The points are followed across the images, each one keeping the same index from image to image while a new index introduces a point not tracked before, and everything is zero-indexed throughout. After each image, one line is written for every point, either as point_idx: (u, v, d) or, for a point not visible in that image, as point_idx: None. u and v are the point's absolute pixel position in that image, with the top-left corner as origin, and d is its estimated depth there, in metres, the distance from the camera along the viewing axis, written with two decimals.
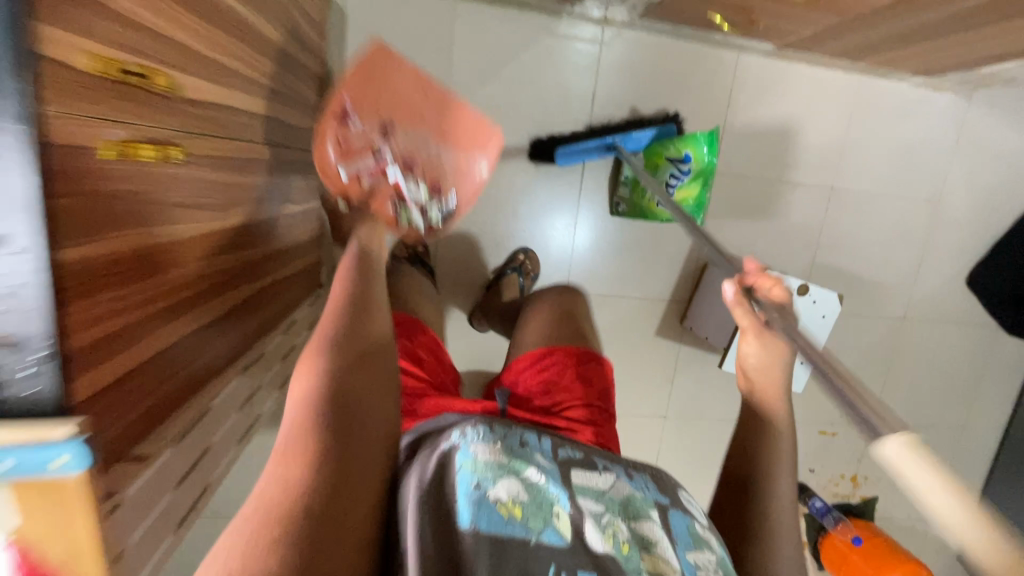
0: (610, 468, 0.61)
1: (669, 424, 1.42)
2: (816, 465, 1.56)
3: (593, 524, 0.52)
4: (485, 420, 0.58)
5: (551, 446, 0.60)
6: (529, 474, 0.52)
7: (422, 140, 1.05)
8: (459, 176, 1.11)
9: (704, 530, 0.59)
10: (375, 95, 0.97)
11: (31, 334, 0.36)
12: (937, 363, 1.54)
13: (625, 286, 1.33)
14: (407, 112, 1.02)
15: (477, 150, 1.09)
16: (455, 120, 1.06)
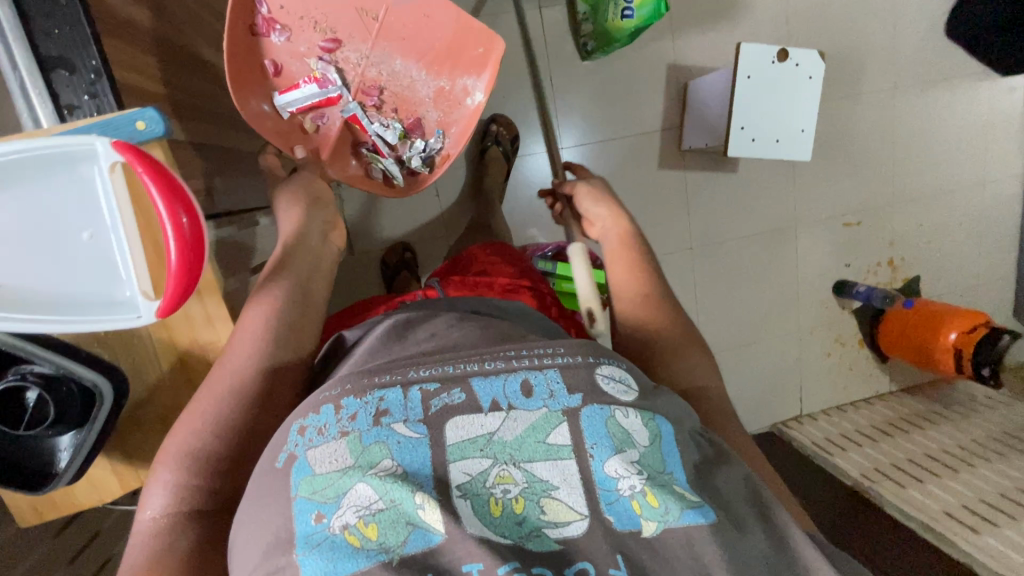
0: (503, 390, 0.53)
1: (697, 253, 1.48)
2: (851, 259, 1.58)
3: (473, 497, 0.48)
4: (333, 400, 0.52)
5: (422, 387, 0.53)
6: (379, 469, 0.47)
7: (381, 55, 0.88)
8: (445, 103, 0.93)
9: (629, 418, 0.52)
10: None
11: (84, 53, 0.54)
12: (941, 122, 1.54)
13: (616, 128, 1.36)
14: (352, 14, 0.84)
15: (464, 65, 0.90)
16: (420, 17, 0.85)
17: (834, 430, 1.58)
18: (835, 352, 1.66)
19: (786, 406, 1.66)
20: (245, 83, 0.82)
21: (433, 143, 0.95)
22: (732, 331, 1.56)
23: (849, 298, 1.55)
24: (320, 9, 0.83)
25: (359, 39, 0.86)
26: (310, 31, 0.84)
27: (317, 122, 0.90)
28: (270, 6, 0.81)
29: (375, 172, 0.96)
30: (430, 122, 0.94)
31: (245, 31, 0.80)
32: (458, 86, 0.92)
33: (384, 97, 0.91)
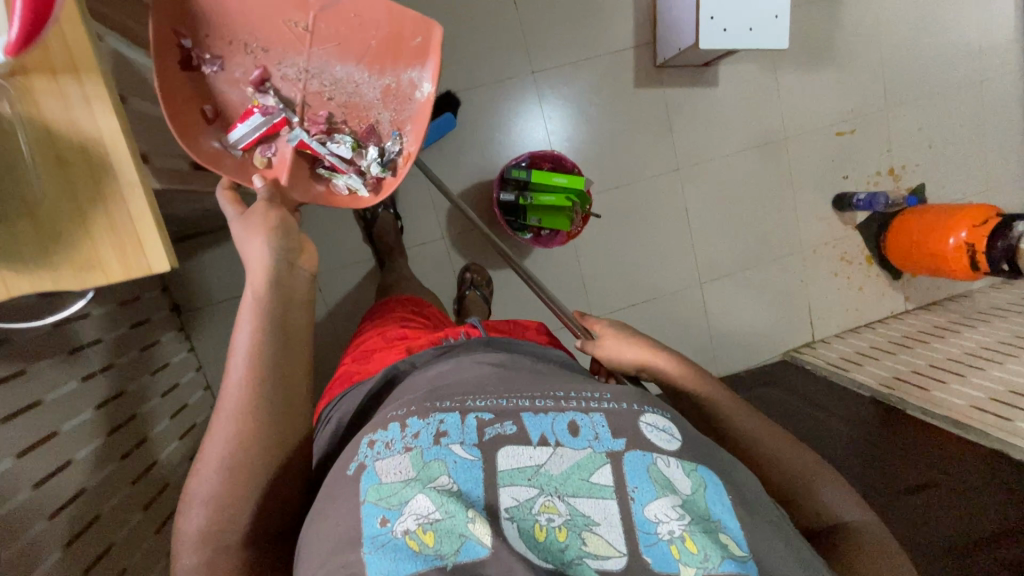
0: (551, 427, 0.55)
1: (685, 175, 1.43)
2: (848, 171, 1.51)
3: (520, 521, 0.48)
4: (402, 420, 0.55)
5: (478, 415, 0.55)
6: (437, 484, 0.49)
7: (319, 64, 0.71)
8: (396, 103, 0.74)
9: (671, 467, 0.52)
10: (222, 16, 0.66)
11: None
12: (927, 14, 1.48)
13: (586, 49, 1.32)
14: (276, 23, 0.68)
15: (406, 56, 0.70)
16: (350, 12, 0.67)
17: (853, 350, 1.52)
18: (842, 272, 1.58)
19: (795, 332, 1.58)
20: (180, 120, 0.66)
21: (392, 149, 0.75)
22: (730, 256, 1.50)
23: (848, 208, 1.49)
24: (242, 26, 0.67)
25: (292, 52, 0.70)
26: (240, 53, 0.69)
27: (267, 155, 0.72)
28: (191, 37, 0.66)
29: (339, 192, 0.76)
30: (385, 128, 0.75)
31: (174, 66, 0.65)
32: (405, 80, 0.72)
33: (330, 112, 0.74)
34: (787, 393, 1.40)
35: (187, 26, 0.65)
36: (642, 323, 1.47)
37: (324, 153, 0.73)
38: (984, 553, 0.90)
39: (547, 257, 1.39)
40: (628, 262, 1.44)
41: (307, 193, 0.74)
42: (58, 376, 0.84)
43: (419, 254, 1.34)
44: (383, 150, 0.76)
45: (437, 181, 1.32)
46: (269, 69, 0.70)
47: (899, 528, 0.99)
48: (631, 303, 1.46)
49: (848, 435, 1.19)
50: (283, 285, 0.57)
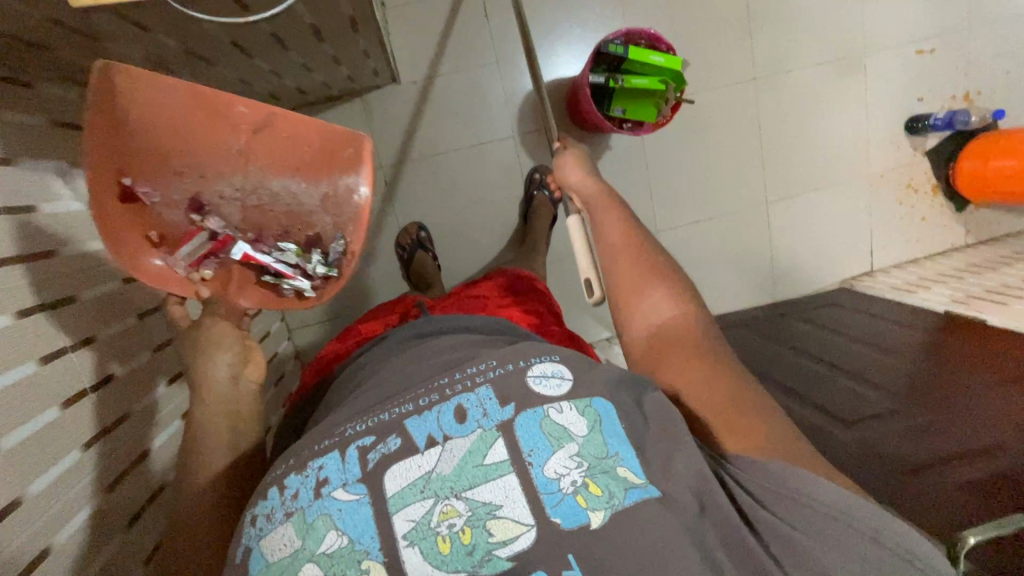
0: (437, 423, 0.51)
1: (761, 85, 1.39)
2: (924, 92, 1.47)
3: (421, 542, 0.45)
4: (279, 480, 0.49)
5: (359, 443, 0.50)
6: (326, 546, 0.45)
7: (256, 181, 0.68)
8: (335, 207, 0.71)
9: (565, 413, 0.51)
10: (164, 150, 0.63)
11: None
12: None
13: None
14: (209, 152, 0.65)
15: (336, 163, 0.68)
16: (283, 134, 0.65)
17: (911, 277, 1.48)
18: (907, 199, 1.54)
19: (855, 260, 1.55)
20: (127, 249, 0.63)
21: (336, 247, 0.72)
22: (799, 174, 1.47)
23: (923, 129, 1.46)
24: (177, 160, 0.64)
25: (230, 173, 0.67)
26: (174, 182, 0.66)
27: (212, 268, 0.70)
28: (134, 174, 0.62)
29: (285, 292, 0.74)
30: (327, 232, 0.73)
31: (114, 200, 0.61)
32: (339, 187, 0.70)
33: (271, 224, 0.72)
34: (854, 311, 1.39)
35: (128, 163, 0.61)
36: (706, 239, 1.45)
37: (269, 263, 0.71)
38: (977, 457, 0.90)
39: (616, 164, 1.36)
40: (698, 174, 1.41)
41: (257, 297, 0.72)
42: None
43: (483, 154, 1.30)
44: (327, 251, 0.73)
45: (509, 76, 1.28)
46: (205, 194, 0.68)
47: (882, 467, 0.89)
48: (696, 219, 1.43)
49: (915, 343, 1.14)
50: (227, 392, 0.64)
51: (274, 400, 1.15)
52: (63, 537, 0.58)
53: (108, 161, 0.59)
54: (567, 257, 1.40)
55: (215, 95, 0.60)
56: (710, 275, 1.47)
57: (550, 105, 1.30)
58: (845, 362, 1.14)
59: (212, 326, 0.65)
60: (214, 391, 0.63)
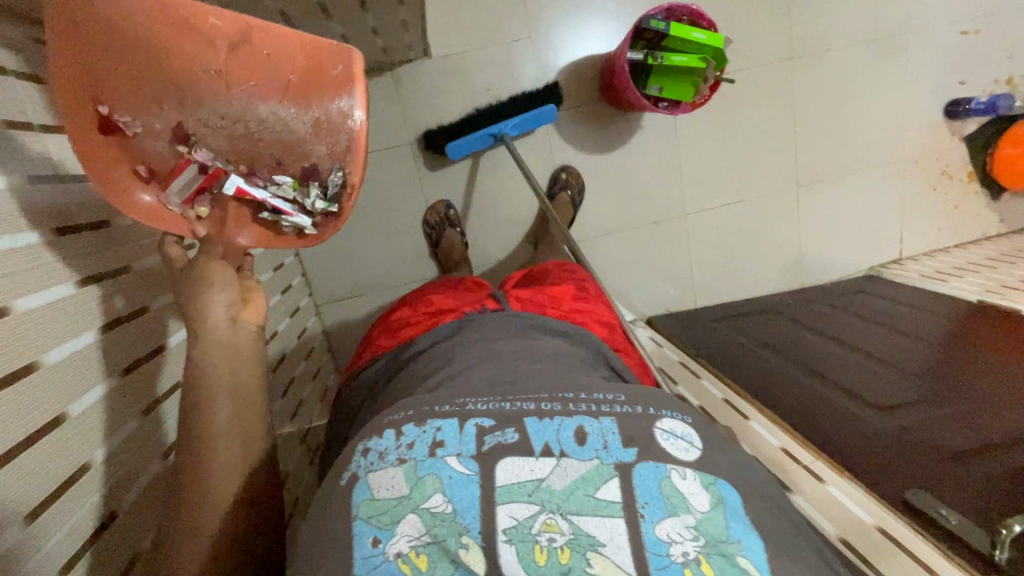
0: (557, 436, 0.52)
1: (799, 65, 1.35)
2: (966, 76, 1.43)
3: (518, 542, 0.46)
4: (399, 425, 0.54)
5: (478, 422, 0.53)
6: (430, 504, 0.47)
7: (243, 105, 0.66)
8: (328, 135, 0.69)
9: (687, 481, 0.49)
10: (141, 76, 0.61)
11: None
12: None
13: None
14: (184, 73, 0.62)
15: (327, 84, 0.66)
16: (265, 51, 0.62)
17: (942, 266, 1.45)
18: (941, 186, 1.51)
19: (884, 246, 1.53)
20: (116, 182, 0.62)
21: (333, 179, 0.71)
22: (833, 158, 1.44)
23: (962, 114, 1.42)
24: (153, 85, 0.62)
25: (213, 97, 0.65)
26: (155, 109, 0.64)
27: (208, 204, 0.71)
28: (111, 102, 0.60)
29: (286, 230, 0.75)
30: (323, 163, 0.71)
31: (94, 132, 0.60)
32: (330, 111, 0.67)
33: (262, 157, 0.71)
34: (882, 298, 1.37)
35: (106, 89, 0.59)
36: (734, 222, 1.43)
37: (264, 198, 0.71)
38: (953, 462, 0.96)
39: (647, 144, 1.34)
40: (729, 156, 1.39)
41: (257, 235, 0.73)
42: None
43: (514, 132, 1.29)
44: (326, 182, 0.72)
45: (542, 52, 1.25)
46: (189, 123, 0.66)
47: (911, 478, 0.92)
48: (726, 202, 1.42)
49: (947, 332, 1.13)
50: (232, 335, 0.62)
51: (305, 374, 1.16)
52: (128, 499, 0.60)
53: (79, 89, 0.57)
54: (594, 238, 1.39)
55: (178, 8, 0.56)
56: (737, 259, 1.46)
57: (583, 82, 1.28)
58: (874, 349, 1.13)
59: (206, 265, 0.64)
60: (215, 335, 0.61)
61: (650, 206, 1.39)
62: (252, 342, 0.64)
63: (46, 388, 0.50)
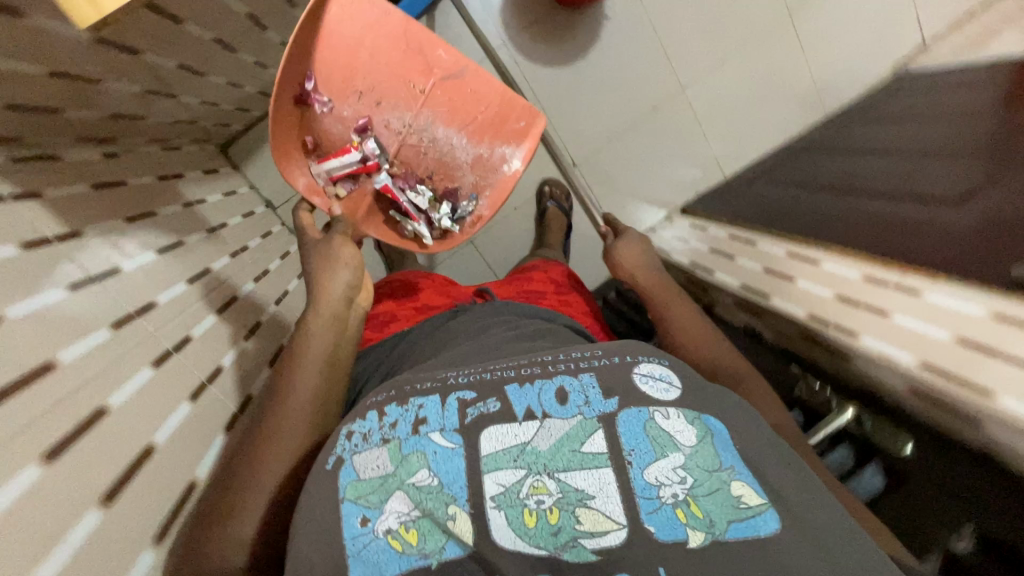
0: (538, 398, 0.50)
1: None
2: None
3: (507, 508, 0.43)
4: (378, 406, 0.50)
5: (459, 394, 0.50)
6: (417, 479, 0.44)
7: (423, 123, 0.85)
8: (481, 170, 0.88)
9: (671, 419, 0.49)
10: (347, 75, 0.79)
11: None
12: None
13: None
14: (398, 86, 0.82)
15: (505, 135, 0.86)
16: (466, 87, 0.84)
17: (978, 30, 1.29)
18: None
19: (906, 35, 1.38)
20: (285, 152, 0.77)
21: (467, 206, 0.88)
22: None
23: None
24: (357, 86, 0.80)
25: (402, 108, 0.84)
26: (351, 100, 0.81)
27: (349, 188, 0.83)
28: (316, 82, 0.78)
29: (405, 233, 0.88)
30: (464, 188, 0.89)
31: (290, 100, 0.76)
32: (495, 153, 0.88)
33: (416, 163, 0.87)
34: (925, 90, 1.23)
35: (322, 77, 0.78)
36: (736, 77, 1.34)
37: (403, 199, 0.83)
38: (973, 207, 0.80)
39: (620, 32, 1.26)
40: (705, 7, 1.28)
41: (381, 229, 0.85)
42: (211, 252, 0.81)
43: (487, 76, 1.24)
44: (456, 207, 0.88)
45: None
46: (371, 120, 0.82)
47: (989, 242, 0.73)
48: (721, 60, 1.32)
49: (993, 96, 1.01)
50: (337, 308, 0.63)
51: None
52: (203, 468, 0.60)
53: (298, 60, 0.74)
54: (599, 150, 1.33)
55: (426, 43, 0.80)
56: (751, 113, 1.37)
57: None
58: (926, 144, 1.01)
59: (342, 246, 0.67)
60: (325, 303, 0.62)
61: (643, 94, 1.31)
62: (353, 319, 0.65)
63: (159, 472, 0.53)
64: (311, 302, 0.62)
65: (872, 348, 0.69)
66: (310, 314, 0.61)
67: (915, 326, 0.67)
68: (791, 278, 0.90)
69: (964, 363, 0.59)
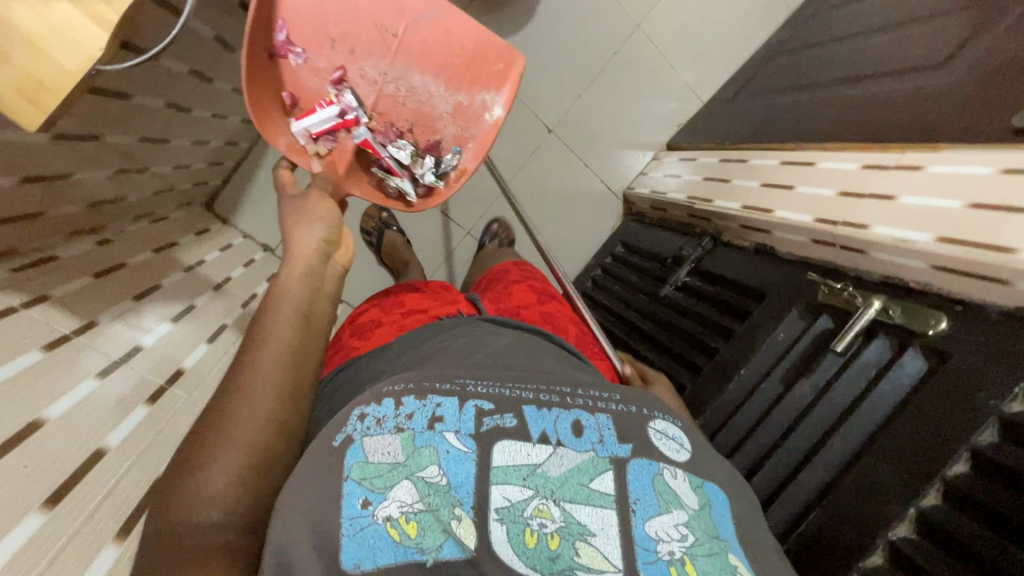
0: (555, 424, 0.46)
1: None
2: None
3: (510, 523, 0.40)
4: (396, 395, 0.46)
5: (478, 403, 0.46)
6: (426, 475, 0.41)
7: (399, 70, 0.72)
8: (463, 120, 0.75)
9: (678, 479, 0.45)
10: (316, 24, 0.68)
11: None
12: None
13: None
14: (366, 28, 0.70)
15: (485, 79, 0.73)
16: (440, 28, 0.71)
17: None
18: None
19: None
20: (259, 102, 0.66)
21: (450, 160, 0.74)
22: None
23: None
24: (328, 33, 0.69)
25: (376, 54, 0.71)
26: (325, 49, 0.69)
27: (330, 144, 0.71)
28: (287, 28, 0.67)
29: (390, 192, 0.74)
30: (447, 142, 0.75)
31: (260, 55, 0.66)
32: (476, 100, 0.74)
33: (397, 114, 0.74)
34: None
35: (290, 23, 0.67)
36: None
37: (384, 155, 0.71)
38: (957, 65, 0.76)
39: None
40: None
41: (361, 186, 0.72)
42: (220, 311, 0.83)
43: None
44: (440, 160, 0.74)
45: None
46: (348, 70, 0.71)
47: (981, 99, 0.70)
48: None
49: None
50: (315, 266, 0.53)
51: None
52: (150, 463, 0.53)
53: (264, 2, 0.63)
54: (568, 109, 1.31)
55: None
56: (711, 31, 1.33)
57: None
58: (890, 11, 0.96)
59: (317, 204, 0.57)
60: (303, 262, 0.52)
61: (598, 41, 1.28)
62: (334, 281, 0.54)
63: None
64: (285, 262, 0.52)
65: (885, 235, 0.67)
66: (285, 275, 0.51)
67: (921, 202, 0.66)
68: (790, 185, 0.89)
69: (976, 227, 0.58)
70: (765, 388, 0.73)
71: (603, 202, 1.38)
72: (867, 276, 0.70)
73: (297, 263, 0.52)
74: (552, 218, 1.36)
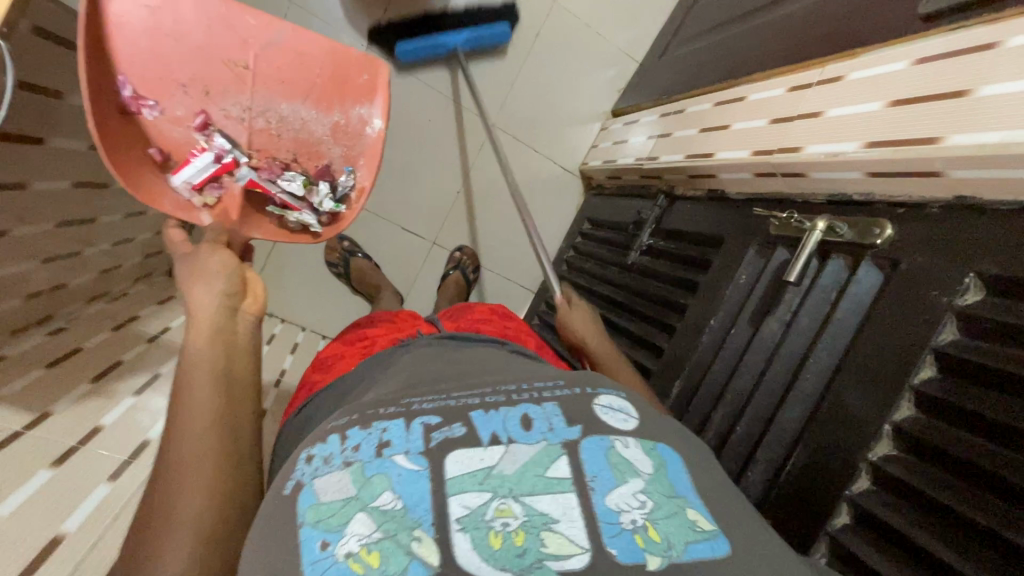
0: (505, 424, 0.41)
1: None
2: None
3: (474, 530, 0.34)
4: (340, 430, 0.41)
5: (423, 419, 0.41)
6: (381, 502, 0.35)
7: (263, 102, 0.73)
8: (345, 138, 0.76)
9: (632, 449, 0.40)
10: (162, 75, 0.67)
11: None
12: None
13: None
14: (216, 67, 0.70)
15: (353, 93, 0.75)
16: (293, 52, 0.72)
17: None
18: None
19: None
20: (129, 166, 0.65)
21: (344, 181, 0.76)
22: None
23: None
24: (181, 81, 0.69)
25: (235, 91, 0.71)
26: (180, 97, 0.69)
27: (217, 193, 0.71)
28: (133, 84, 0.66)
29: (291, 225, 0.76)
30: (337, 163, 0.77)
31: (116, 113, 0.65)
32: (352, 116, 0.76)
33: (277, 147, 0.75)
34: None
35: (137, 81, 0.66)
36: None
37: (274, 190, 0.72)
38: None
39: None
40: None
41: (259, 226, 0.73)
42: None
43: None
44: (335, 184, 0.76)
45: (309, 0, 1.16)
46: (210, 113, 0.71)
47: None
48: None
49: None
50: (221, 325, 0.52)
51: None
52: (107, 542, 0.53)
53: (98, 63, 0.63)
54: (505, 99, 1.30)
55: (228, 13, 0.69)
56: None
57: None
58: None
59: (210, 254, 0.57)
60: (206, 320, 0.51)
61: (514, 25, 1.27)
62: (245, 333, 0.54)
63: None
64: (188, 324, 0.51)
65: (817, 152, 0.64)
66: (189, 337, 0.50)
67: (848, 110, 0.63)
68: (726, 124, 0.87)
69: (900, 123, 0.56)
70: (735, 332, 0.71)
71: (562, 182, 1.37)
72: (812, 201, 0.68)
73: (202, 324, 0.51)
74: (514, 209, 1.34)
